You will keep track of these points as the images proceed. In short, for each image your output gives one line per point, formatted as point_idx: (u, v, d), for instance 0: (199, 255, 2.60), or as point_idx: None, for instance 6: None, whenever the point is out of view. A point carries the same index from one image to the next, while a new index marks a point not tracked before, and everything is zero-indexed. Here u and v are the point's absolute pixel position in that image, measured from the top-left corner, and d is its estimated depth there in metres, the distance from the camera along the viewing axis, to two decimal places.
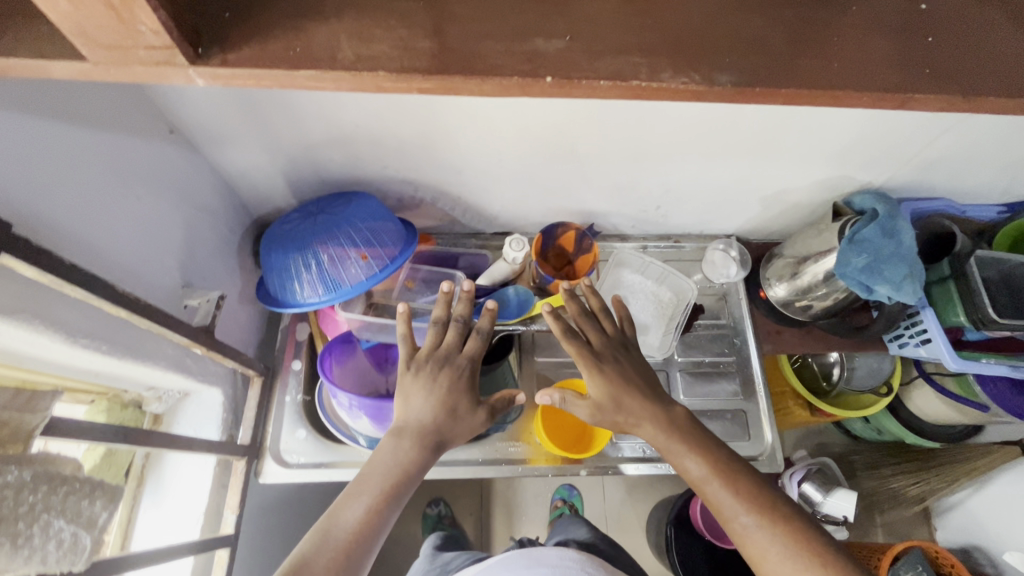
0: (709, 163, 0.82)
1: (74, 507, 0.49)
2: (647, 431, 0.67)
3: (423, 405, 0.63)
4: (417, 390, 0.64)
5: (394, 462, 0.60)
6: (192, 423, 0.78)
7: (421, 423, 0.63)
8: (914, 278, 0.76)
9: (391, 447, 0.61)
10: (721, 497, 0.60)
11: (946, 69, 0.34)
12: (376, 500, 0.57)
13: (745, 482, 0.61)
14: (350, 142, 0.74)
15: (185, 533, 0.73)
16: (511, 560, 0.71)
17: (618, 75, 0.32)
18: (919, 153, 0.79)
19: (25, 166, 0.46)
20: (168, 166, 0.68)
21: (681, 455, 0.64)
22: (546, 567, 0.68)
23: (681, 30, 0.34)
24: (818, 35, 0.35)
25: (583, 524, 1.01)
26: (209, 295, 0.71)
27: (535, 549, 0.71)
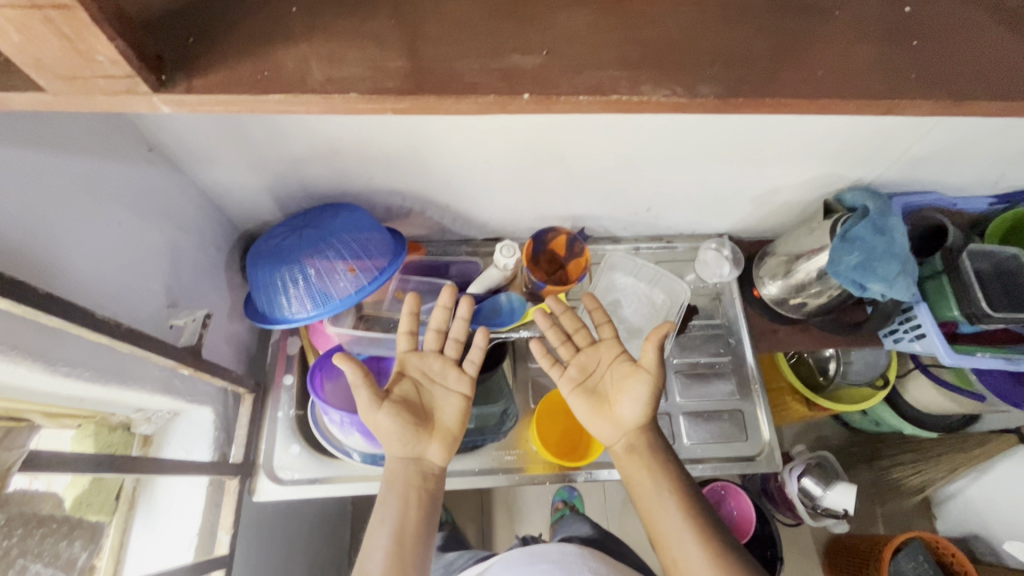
0: (699, 165, 0.81)
1: (49, 549, 0.64)
2: (637, 475, 0.67)
3: (396, 443, 0.67)
4: (384, 426, 0.66)
5: (391, 512, 0.64)
6: (183, 443, 0.77)
7: (402, 465, 0.67)
8: (907, 275, 0.75)
9: (383, 498, 0.65)
10: (695, 561, 0.58)
11: (933, 72, 0.34)
12: (393, 543, 0.62)
13: (720, 546, 0.59)
14: (335, 155, 0.73)
15: (179, 556, 0.73)
16: (513, 557, 0.70)
17: (598, 90, 0.31)
18: (910, 149, 0.78)
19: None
20: (150, 186, 0.67)
21: (652, 494, 0.64)
22: (546, 562, 0.67)
23: (660, 40, 0.33)
24: (802, 43, 0.34)
25: (586, 520, 1.01)
26: (194, 314, 0.69)
27: (537, 546, 0.70)
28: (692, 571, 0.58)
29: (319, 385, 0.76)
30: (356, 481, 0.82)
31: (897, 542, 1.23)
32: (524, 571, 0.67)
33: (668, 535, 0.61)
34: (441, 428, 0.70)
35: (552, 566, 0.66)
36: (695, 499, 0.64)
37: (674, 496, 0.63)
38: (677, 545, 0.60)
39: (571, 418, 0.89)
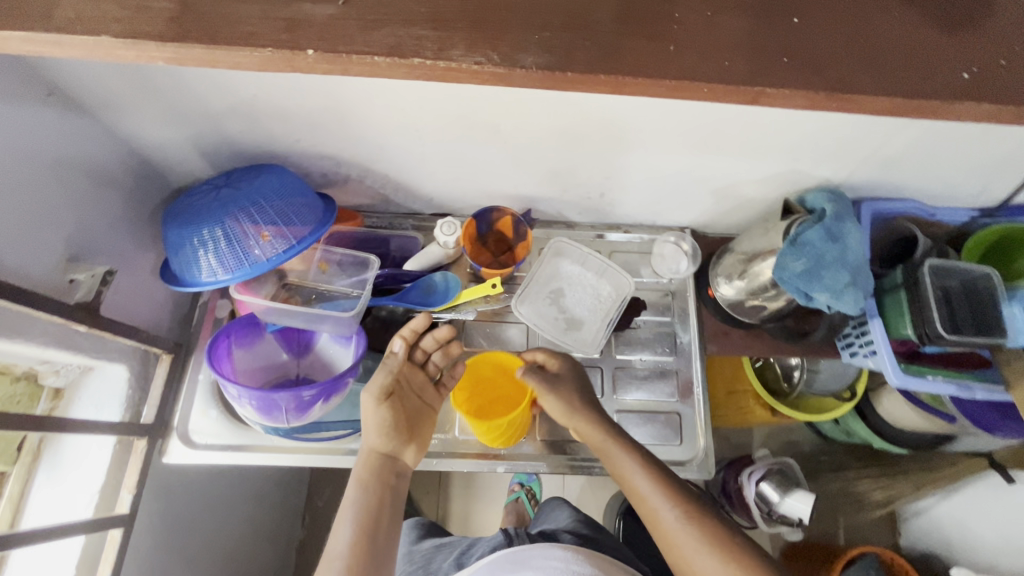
0: (649, 151, 0.76)
1: None
2: (613, 461, 0.72)
3: (379, 436, 0.70)
4: (374, 418, 0.71)
5: (361, 502, 0.66)
6: (93, 400, 0.75)
7: (379, 460, 0.70)
8: (857, 286, 0.70)
9: (356, 489, 0.67)
10: (672, 526, 0.64)
11: (803, 52, 0.32)
12: (359, 535, 0.63)
13: (692, 512, 0.64)
14: (254, 112, 0.69)
15: (78, 511, 0.72)
16: (496, 561, 0.73)
17: (396, 51, 0.30)
18: (878, 149, 0.72)
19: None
20: (52, 132, 0.64)
21: (625, 467, 0.70)
22: (529, 569, 0.70)
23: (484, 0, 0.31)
24: (645, 16, 0.31)
25: (566, 507, 1.01)
26: (94, 270, 0.68)
27: (520, 551, 0.73)
28: (674, 533, 0.63)
29: (223, 352, 0.74)
30: (272, 451, 0.80)
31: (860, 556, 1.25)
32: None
33: (647, 496, 0.67)
34: (420, 435, 0.74)
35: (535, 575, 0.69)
36: (667, 476, 0.68)
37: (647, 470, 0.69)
38: (654, 511, 0.66)
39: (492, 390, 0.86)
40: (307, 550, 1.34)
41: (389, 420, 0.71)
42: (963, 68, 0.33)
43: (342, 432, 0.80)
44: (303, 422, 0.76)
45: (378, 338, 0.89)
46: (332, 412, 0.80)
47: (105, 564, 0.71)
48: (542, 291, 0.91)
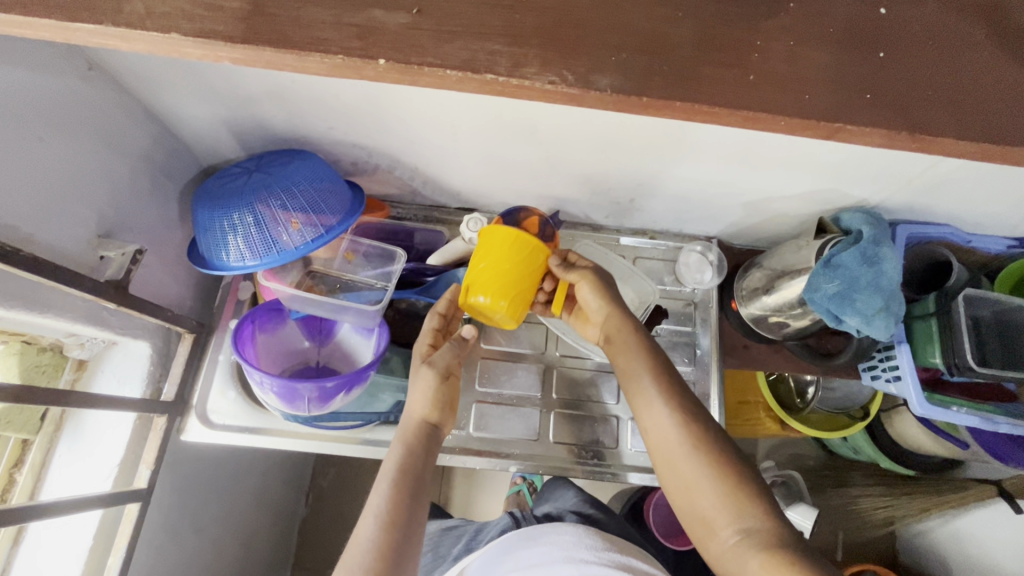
0: (686, 161, 0.75)
1: None
2: (622, 354, 0.70)
3: (430, 406, 0.72)
4: (429, 387, 0.72)
5: (406, 461, 0.67)
6: (117, 374, 0.77)
7: (425, 428, 0.71)
8: (889, 313, 0.69)
9: (401, 451, 0.68)
10: (668, 431, 0.64)
11: (888, 95, 0.33)
12: (392, 492, 0.63)
13: (694, 423, 0.63)
14: (291, 98, 0.68)
15: (96, 484, 0.73)
16: (508, 543, 0.75)
17: (470, 66, 0.31)
18: (922, 173, 0.70)
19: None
20: (90, 107, 0.63)
21: (633, 376, 0.68)
22: (544, 543, 0.72)
23: (564, 17, 0.32)
24: (724, 47, 0.32)
25: (569, 485, 1.01)
26: (125, 249, 0.68)
27: (533, 530, 0.75)
28: (672, 452, 0.63)
29: (248, 336, 0.75)
30: (287, 436, 0.81)
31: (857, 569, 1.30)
32: (523, 552, 0.72)
33: (645, 404, 0.66)
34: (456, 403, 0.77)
35: (549, 547, 0.71)
36: (674, 381, 0.66)
37: (654, 374, 0.66)
38: (652, 413, 0.65)
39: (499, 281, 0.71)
40: (310, 529, 1.36)
41: (442, 394, 0.73)
42: None
43: (353, 422, 0.80)
44: (322, 411, 0.76)
45: (397, 329, 0.89)
46: (350, 402, 0.80)
47: (123, 536, 0.72)
48: None
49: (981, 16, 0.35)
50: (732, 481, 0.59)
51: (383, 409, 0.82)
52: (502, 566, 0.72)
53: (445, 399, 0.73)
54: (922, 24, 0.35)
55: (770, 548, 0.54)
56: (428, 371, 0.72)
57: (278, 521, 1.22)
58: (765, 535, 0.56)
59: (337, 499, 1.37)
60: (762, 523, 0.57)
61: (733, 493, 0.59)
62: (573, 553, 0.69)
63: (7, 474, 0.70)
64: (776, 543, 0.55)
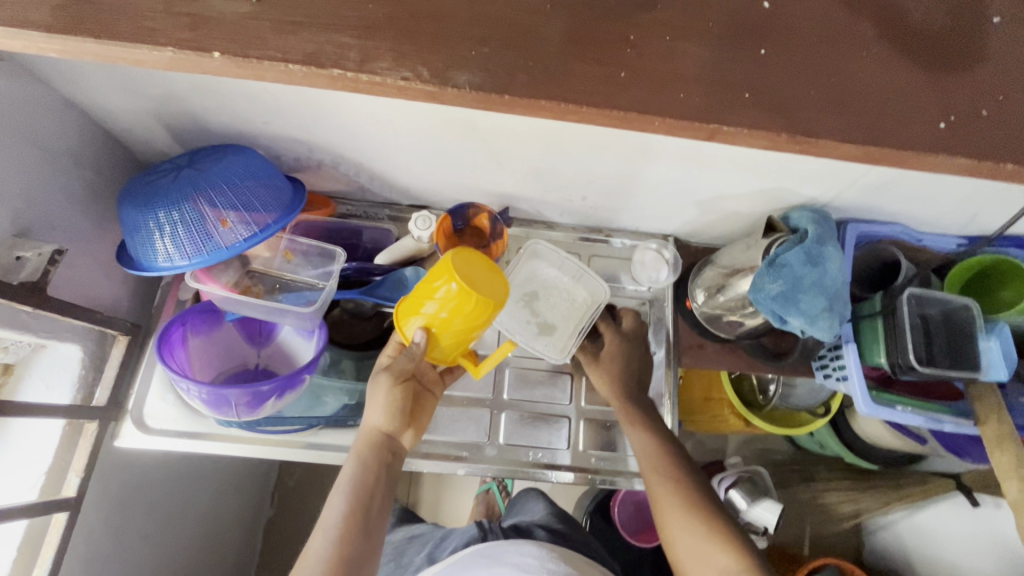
0: (633, 158, 0.73)
1: None
2: (633, 430, 0.80)
3: (385, 417, 0.71)
4: (386, 396, 0.71)
5: (359, 476, 0.68)
6: (44, 377, 0.74)
7: (379, 437, 0.71)
8: (833, 312, 0.68)
9: (354, 463, 0.69)
10: (664, 493, 0.74)
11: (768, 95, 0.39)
12: (340, 531, 0.65)
13: (690, 488, 0.74)
14: (219, 92, 0.66)
15: (23, 493, 0.71)
16: (470, 559, 0.79)
17: (315, 60, 0.37)
18: (867, 172, 0.69)
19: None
20: (0, 100, 0.60)
21: (640, 448, 0.78)
22: (504, 564, 0.76)
23: (438, 26, 0.38)
24: (534, 37, 0.39)
25: (542, 499, 1.02)
26: (42, 248, 0.64)
27: (496, 548, 0.79)
28: (666, 512, 0.73)
29: (178, 339, 0.73)
30: (227, 441, 0.78)
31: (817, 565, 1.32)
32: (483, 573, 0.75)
33: (647, 472, 0.77)
34: (422, 419, 0.75)
35: (510, 568, 0.74)
36: (673, 449, 0.78)
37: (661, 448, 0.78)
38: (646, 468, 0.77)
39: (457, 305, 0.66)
40: (273, 530, 1.33)
41: (396, 402, 0.71)
42: (944, 119, 0.41)
43: (295, 426, 0.78)
44: (256, 417, 0.74)
45: (345, 330, 0.86)
46: (291, 406, 0.78)
47: (49, 548, 0.69)
48: (515, 292, 0.88)
49: (856, 18, 0.42)
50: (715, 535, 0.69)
51: (326, 414, 0.79)
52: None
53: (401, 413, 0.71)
54: (815, 29, 0.42)
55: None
56: (382, 376, 0.71)
57: (237, 523, 1.20)
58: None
59: (301, 500, 1.35)
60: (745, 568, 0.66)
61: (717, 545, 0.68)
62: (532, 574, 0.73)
63: None
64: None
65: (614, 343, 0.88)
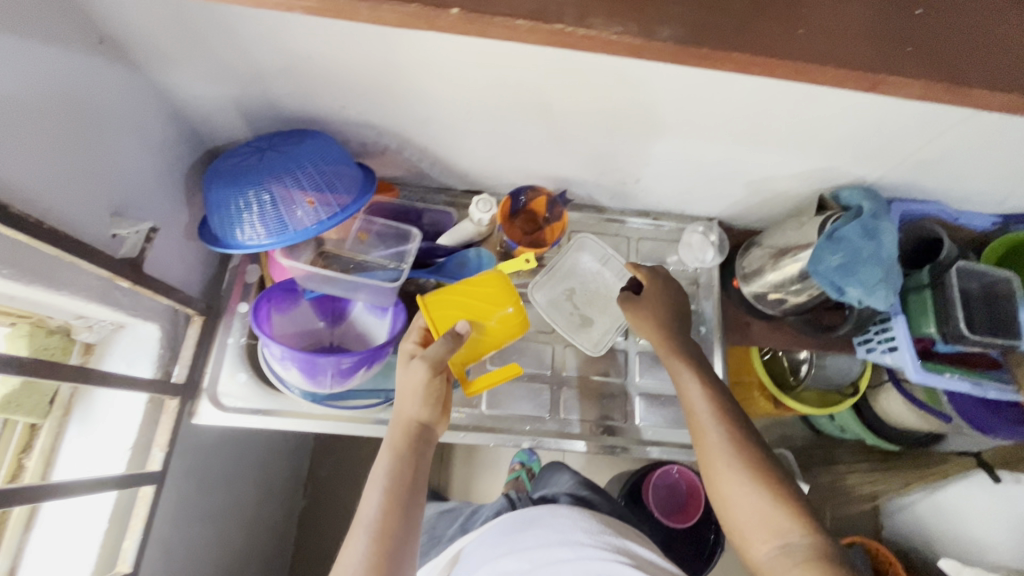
0: (692, 139, 0.76)
1: None
2: (678, 372, 0.79)
3: (420, 408, 0.72)
4: (422, 386, 0.71)
5: (395, 471, 0.69)
6: (126, 357, 0.76)
7: (414, 429, 0.72)
8: (889, 283, 0.72)
9: (390, 459, 0.70)
10: (711, 436, 0.73)
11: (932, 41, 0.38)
12: (377, 529, 0.65)
13: (738, 436, 0.72)
14: (305, 76, 0.68)
15: (109, 467, 0.72)
16: (507, 525, 0.81)
17: (545, 16, 0.35)
18: (918, 150, 0.73)
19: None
20: (99, 82, 0.62)
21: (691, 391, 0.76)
22: (539, 527, 0.78)
23: None
24: None
25: (566, 471, 1.04)
26: (138, 227, 0.67)
27: (530, 513, 0.81)
28: (715, 455, 0.71)
29: (264, 317, 0.76)
30: (300, 417, 0.81)
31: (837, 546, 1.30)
32: (519, 536, 0.77)
33: (694, 409, 0.75)
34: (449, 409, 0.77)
35: (546, 530, 0.76)
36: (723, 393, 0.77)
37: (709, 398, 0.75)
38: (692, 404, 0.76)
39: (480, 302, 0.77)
40: (307, 517, 1.35)
41: (431, 392, 0.72)
42: None
43: (368, 401, 0.81)
44: (342, 387, 0.79)
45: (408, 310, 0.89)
46: (365, 381, 0.81)
47: (138, 519, 0.72)
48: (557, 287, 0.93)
49: None
50: (765, 484, 0.68)
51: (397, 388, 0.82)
52: (499, 544, 0.77)
53: (433, 401, 0.72)
54: None
55: (816, 566, 0.61)
56: (418, 365, 0.70)
57: (278, 508, 1.22)
58: (816, 548, 0.63)
59: (335, 485, 1.37)
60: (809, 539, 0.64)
61: (765, 493, 0.67)
62: (569, 537, 0.75)
63: (16, 459, 0.69)
64: (821, 559, 0.61)
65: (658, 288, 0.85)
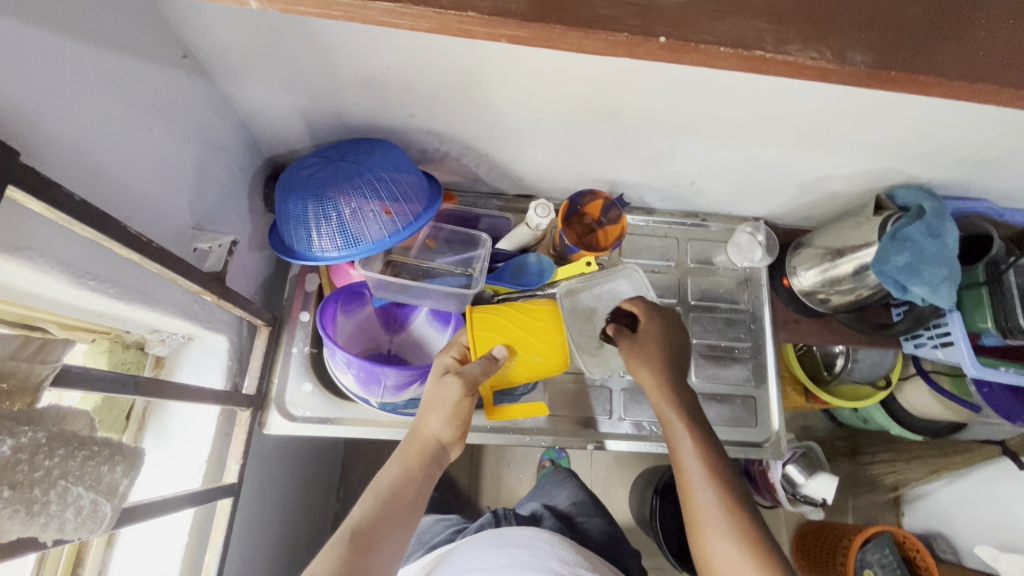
0: (756, 142, 0.77)
1: None
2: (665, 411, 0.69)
3: (443, 424, 0.66)
4: (450, 403, 0.66)
5: (402, 483, 0.63)
6: (197, 369, 0.74)
7: (430, 447, 0.67)
8: (951, 281, 0.75)
9: (399, 470, 0.64)
10: (703, 487, 0.63)
11: None
12: (359, 541, 0.57)
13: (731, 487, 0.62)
14: (381, 86, 0.68)
15: (186, 481, 0.72)
16: (484, 540, 0.76)
17: (740, 43, 0.28)
18: (976, 150, 0.75)
19: (5, 72, 0.39)
20: (182, 95, 0.62)
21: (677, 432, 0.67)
22: (513, 547, 0.73)
23: None
24: None
25: (568, 485, 0.97)
26: (220, 239, 0.66)
27: (507, 530, 0.76)
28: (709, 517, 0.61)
29: (330, 316, 0.75)
30: (368, 425, 0.81)
31: (864, 533, 1.14)
32: (492, 554, 0.72)
33: (683, 458, 0.65)
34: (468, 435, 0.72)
35: (520, 550, 0.72)
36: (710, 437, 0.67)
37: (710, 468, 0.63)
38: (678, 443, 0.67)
39: (524, 330, 0.70)
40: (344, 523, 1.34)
41: (459, 413, 0.67)
42: None
43: None
44: (397, 399, 0.77)
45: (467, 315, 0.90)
46: None
47: (219, 531, 0.72)
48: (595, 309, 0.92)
49: None
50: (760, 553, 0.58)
51: None
52: (472, 559, 0.73)
53: (455, 419, 0.67)
54: None
55: None
56: (453, 380, 0.65)
57: (317, 517, 1.21)
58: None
59: None
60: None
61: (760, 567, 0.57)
62: (542, 561, 0.70)
63: None
64: None
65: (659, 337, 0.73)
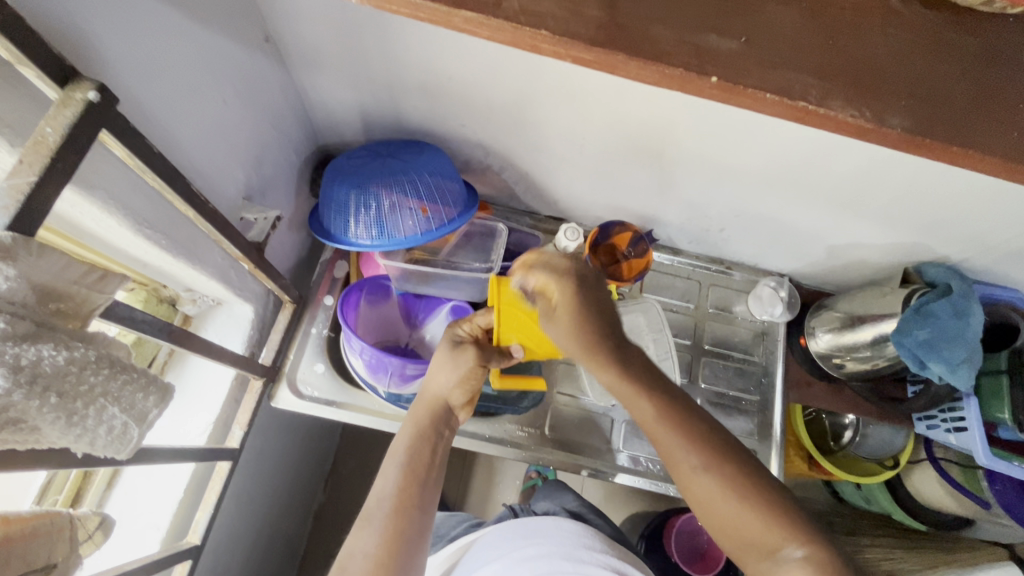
0: (791, 199, 0.78)
1: None
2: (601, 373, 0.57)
3: (453, 386, 0.67)
4: (462, 368, 0.66)
5: (413, 447, 0.64)
6: (219, 333, 0.77)
7: (438, 408, 0.68)
8: (970, 363, 0.75)
9: (411, 433, 0.65)
10: (683, 458, 0.53)
11: None
12: (390, 507, 0.60)
13: (705, 437, 0.53)
14: (439, 92, 0.72)
15: (190, 438, 0.74)
16: (511, 531, 0.79)
17: (786, 92, 0.30)
18: (1010, 240, 0.75)
19: (114, 31, 0.43)
20: (258, 76, 0.67)
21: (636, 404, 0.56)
22: (544, 537, 0.75)
23: None
24: None
25: (571, 491, 0.96)
26: (266, 213, 0.70)
27: (533, 524, 0.78)
28: (698, 489, 0.52)
29: (354, 303, 0.78)
30: (372, 415, 0.82)
31: None
32: (521, 545, 0.75)
33: (652, 425, 0.55)
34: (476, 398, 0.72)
35: (548, 540, 0.74)
36: (677, 400, 0.56)
37: (661, 410, 0.55)
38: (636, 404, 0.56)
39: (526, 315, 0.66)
40: (326, 514, 1.33)
41: (469, 378, 0.67)
42: None
43: None
44: (402, 392, 0.79)
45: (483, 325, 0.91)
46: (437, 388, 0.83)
47: (211, 492, 0.73)
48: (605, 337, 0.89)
49: None
50: (760, 501, 0.50)
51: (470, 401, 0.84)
52: (501, 548, 0.76)
53: (467, 380, 0.67)
54: None
55: None
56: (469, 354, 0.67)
57: (300, 501, 1.20)
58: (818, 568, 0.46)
59: (358, 485, 1.35)
60: (809, 552, 0.47)
61: (762, 516, 0.49)
62: (573, 552, 0.72)
63: None
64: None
65: (571, 293, 0.57)
